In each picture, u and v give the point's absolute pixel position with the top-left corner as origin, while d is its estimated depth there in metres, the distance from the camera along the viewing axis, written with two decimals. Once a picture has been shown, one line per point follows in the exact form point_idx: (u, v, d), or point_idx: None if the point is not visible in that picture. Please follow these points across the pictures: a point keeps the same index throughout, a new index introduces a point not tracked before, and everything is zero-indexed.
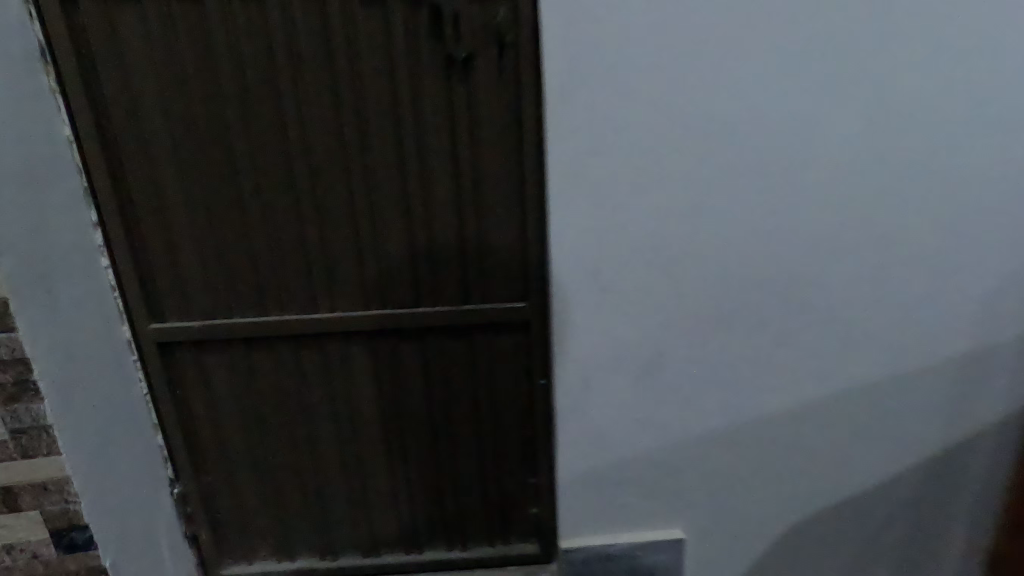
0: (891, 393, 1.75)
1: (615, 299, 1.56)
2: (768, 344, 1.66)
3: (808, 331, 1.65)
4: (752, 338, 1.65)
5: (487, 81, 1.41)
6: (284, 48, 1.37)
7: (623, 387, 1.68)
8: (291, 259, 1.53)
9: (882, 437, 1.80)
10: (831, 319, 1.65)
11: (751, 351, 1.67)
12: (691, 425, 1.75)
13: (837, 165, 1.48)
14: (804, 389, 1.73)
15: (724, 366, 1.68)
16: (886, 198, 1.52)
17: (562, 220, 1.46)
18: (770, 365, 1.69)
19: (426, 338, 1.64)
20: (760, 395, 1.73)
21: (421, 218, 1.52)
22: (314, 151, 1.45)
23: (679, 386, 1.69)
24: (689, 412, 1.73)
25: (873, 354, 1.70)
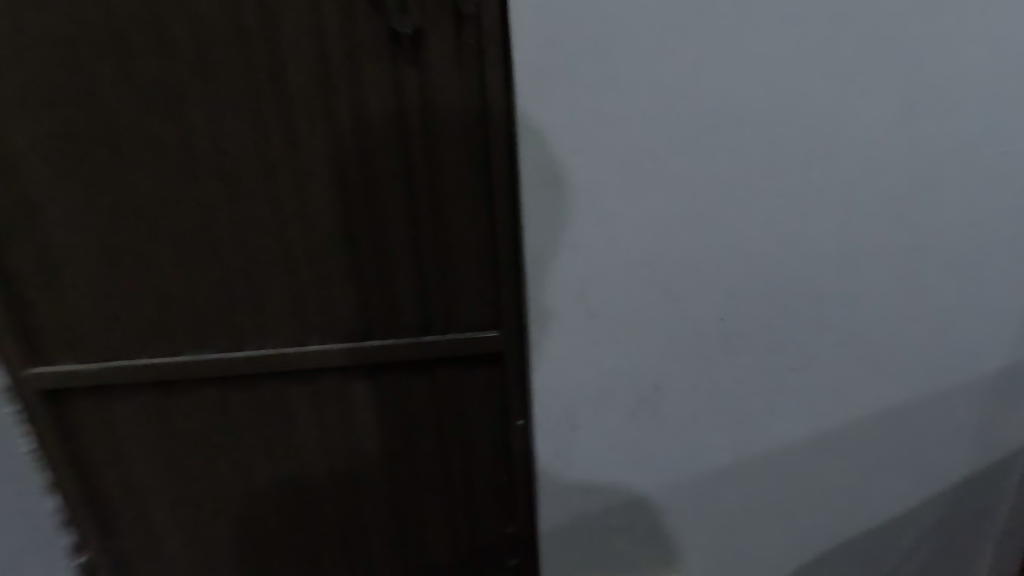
0: (920, 419, 1.53)
1: (605, 325, 1.31)
2: (782, 369, 1.42)
3: (828, 353, 1.42)
4: (765, 363, 1.41)
5: (443, 65, 1.14)
6: (186, 28, 1.10)
7: (615, 424, 1.43)
8: (210, 286, 1.28)
9: (910, 467, 1.58)
10: (856, 339, 1.41)
11: (762, 377, 1.43)
12: (693, 463, 1.51)
13: (868, 161, 1.24)
14: (822, 417, 1.49)
15: (731, 396, 1.44)
16: (922, 198, 1.29)
17: (539, 234, 1.20)
18: (784, 393, 1.45)
19: (381, 374, 1.38)
20: (772, 427, 1.49)
21: (368, 234, 1.25)
22: (234, 157, 1.19)
23: (680, 419, 1.45)
24: (690, 449, 1.49)
25: (902, 377, 1.46)
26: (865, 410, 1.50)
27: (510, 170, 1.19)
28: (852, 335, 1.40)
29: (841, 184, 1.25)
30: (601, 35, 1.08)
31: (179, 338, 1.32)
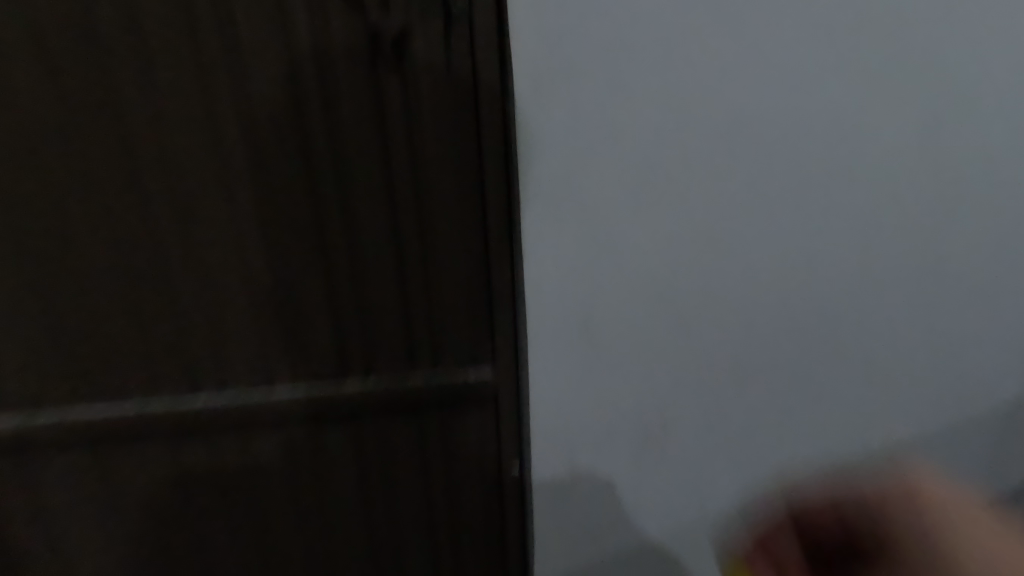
0: (944, 452, 1.42)
1: (611, 356, 1.18)
2: (798, 402, 1.31)
3: (847, 384, 1.31)
4: (781, 396, 1.30)
5: (429, 69, 0.98)
6: (124, 25, 0.93)
7: (619, 465, 1.29)
8: (163, 323, 1.12)
9: None
10: (875, 369, 1.30)
11: (778, 411, 1.31)
12: (704, 505, 1.38)
13: (897, 179, 1.13)
14: (841, 453, 1.38)
15: (744, 432, 1.32)
16: (950, 216, 1.18)
17: (539, 260, 1.08)
18: (800, 428, 1.34)
19: (360, 419, 1.22)
20: (790, 466, 1.37)
21: (344, 263, 1.10)
22: (187, 177, 1.02)
23: (689, 458, 1.32)
24: (702, 491, 1.36)
25: (923, 407, 1.36)
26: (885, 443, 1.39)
27: (507, 189, 1.05)
28: (870, 366, 1.30)
29: (865, 201, 1.14)
30: (611, 37, 0.95)
31: (130, 383, 1.16)
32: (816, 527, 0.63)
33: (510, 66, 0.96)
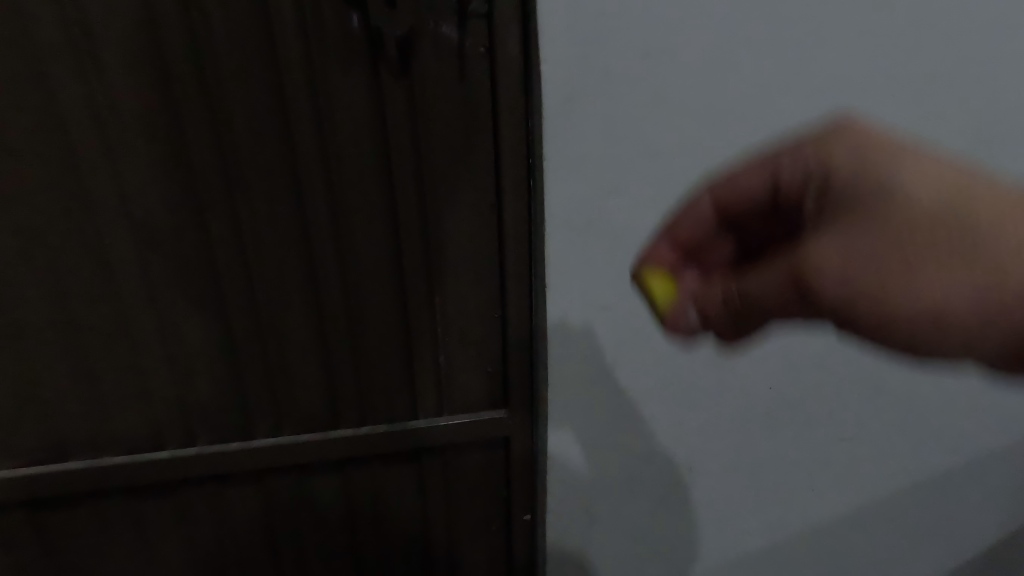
0: (1006, 513, 1.27)
1: (635, 401, 1.03)
2: (851, 458, 1.15)
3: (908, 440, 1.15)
4: (832, 451, 1.14)
5: (440, 73, 0.84)
6: (73, 19, 0.77)
7: (644, 519, 1.16)
8: (119, 368, 0.95)
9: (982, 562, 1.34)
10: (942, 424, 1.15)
11: (827, 466, 1.16)
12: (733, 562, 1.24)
13: None
14: (891, 511, 1.23)
15: (786, 489, 1.17)
16: None
17: (563, 296, 0.94)
18: (850, 485, 1.18)
19: (352, 469, 1.07)
20: (831, 522, 1.23)
21: (337, 293, 0.95)
22: (146, 198, 0.86)
23: (722, 515, 1.17)
24: (732, 548, 1.22)
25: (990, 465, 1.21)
26: (933, 496, 1.23)
27: (527, 217, 0.92)
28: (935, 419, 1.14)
29: None
30: (656, 38, 0.80)
31: (80, 438, 0.99)
32: (738, 183, 0.69)
33: (535, 70, 0.81)
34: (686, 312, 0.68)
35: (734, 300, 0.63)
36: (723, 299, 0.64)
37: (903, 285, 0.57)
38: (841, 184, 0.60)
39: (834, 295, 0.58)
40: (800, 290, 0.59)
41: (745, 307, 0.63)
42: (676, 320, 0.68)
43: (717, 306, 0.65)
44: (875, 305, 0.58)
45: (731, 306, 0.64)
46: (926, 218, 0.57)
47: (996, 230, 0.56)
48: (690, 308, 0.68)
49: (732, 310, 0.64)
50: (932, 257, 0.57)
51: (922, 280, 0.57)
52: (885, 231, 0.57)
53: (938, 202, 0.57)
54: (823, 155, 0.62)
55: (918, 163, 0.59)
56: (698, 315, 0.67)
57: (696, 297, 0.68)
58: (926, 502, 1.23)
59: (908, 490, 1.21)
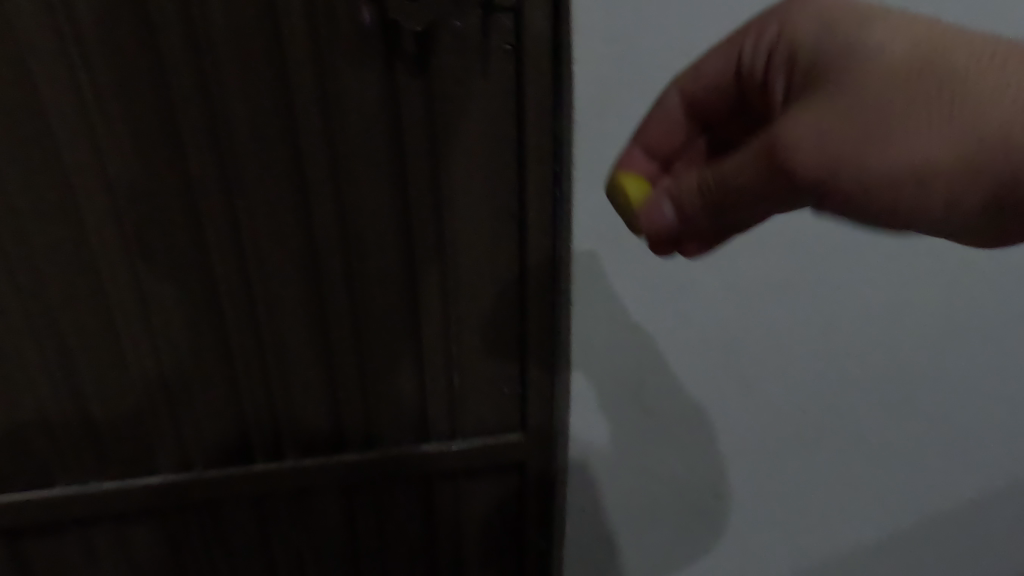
0: None
1: (659, 428, 0.94)
2: (904, 495, 1.05)
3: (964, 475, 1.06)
4: (884, 487, 1.04)
5: (462, 73, 0.76)
6: (57, 12, 0.70)
7: (676, 560, 1.06)
8: (109, 388, 0.89)
9: None
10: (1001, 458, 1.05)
11: (879, 504, 1.06)
12: None
13: None
14: (942, 551, 1.13)
15: (835, 528, 1.07)
16: None
17: (586, 316, 0.85)
18: (901, 524, 1.08)
19: (358, 495, 1.00)
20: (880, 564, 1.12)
21: (345, 308, 0.88)
22: (138, 205, 0.79)
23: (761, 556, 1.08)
24: None
25: None
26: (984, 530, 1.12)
27: (552, 231, 0.84)
28: (993, 455, 1.04)
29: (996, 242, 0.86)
30: (700, 35, 0.72)
31: (66, 463, 0.92)
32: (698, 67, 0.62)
33: (566, 69, 0.73)
34: (660, 207, 0.56)
35: (711, 185, 0.53)
36: (699, 185, 0.54)
37: (886, 143, 0.48)
38: (806, 47, 0.53)
39: (808, 160, 0.49)
40: (772, 163, 0.50)
41: (720, 188, 0.52)
42: (649, 217, 0.57)
43: (694, 194, 0.54)
44: (855, 172, 0.49)
45: (707, 191, 0.53)
46: (903, 78, 0.49)
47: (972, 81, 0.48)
48: (664, 201, 0.56)
49: (710, 197, 0.53)
50: (910, 105, 0.48)
51: (903, 135, 0.48)
52: (862, 96, 0.49)
53: (914, 56, 0.49)
54: (782, 23, 0.55)
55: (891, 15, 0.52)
56: (675, 211, 0.56)
57: (670, 190, 0.56)
58: (974, 536, 1.12)
59: (960, 529, 1.11)
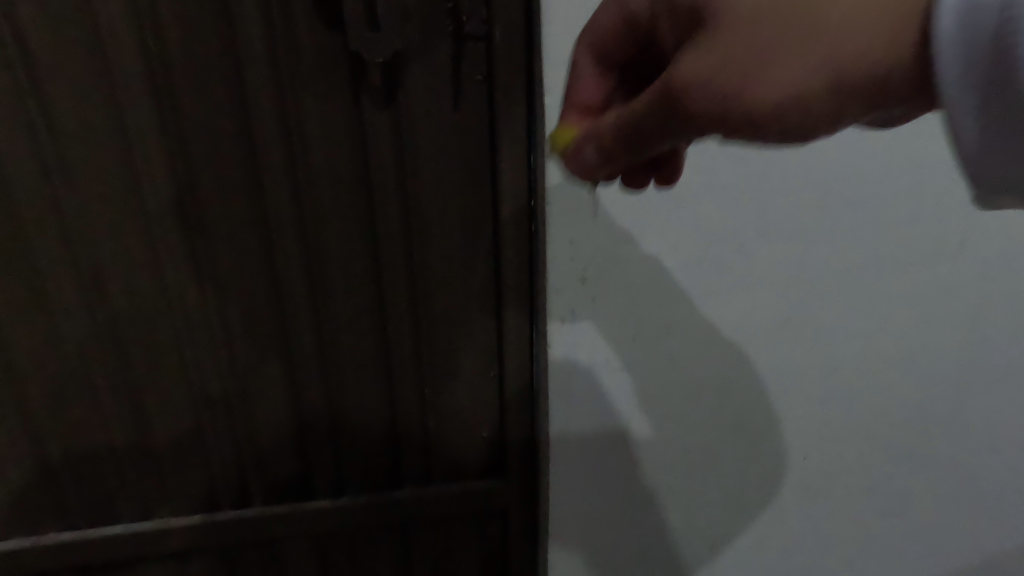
0: None
1: (646, 476, 0.89)
2: (906, 544, 0.99)
3: (971, 523, 0.99)
4: (885, 534, 0.98)
5: (432, 104, 0.73)
6: (10, 46, 0.67)
7: None
8: (66, 434, 0.84)
9: None
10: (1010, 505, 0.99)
11: (881, 552, 0.99)
12: None
13: None
14: None
15: None
16: None
17: (565, 358, 0.80)
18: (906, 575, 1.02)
19: (329, 543, 0.95)
20: None
21: (312, 348, 0.83)
22: (95, 243, 0.76)
23: None
24: None
25: None
26: None
27: (528, 269, 0.80)
28: (1002, 503, 0.98)
29: (990, 286, 0.85)
30: None
31: (21, 512, 0.87)
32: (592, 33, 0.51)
33: (540, 100, 0.70)
34: (584, 151, 0.48)
35: (625, 123, 0.45)
36: (615, 123, 0.45)
37: (768, 76, 0.39)
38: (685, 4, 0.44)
39: (698, 96, 0.41)
40: (669, 96, 0.42)
41: (638, 120, 0.44)
42: (578, 159, 0.48)
43: (616, 130, 0.45)
44: (747, 104, 0.40)
45: (625, 125, 0.45)
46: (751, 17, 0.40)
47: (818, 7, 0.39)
48: (589, 141, 0.47)
49: (625, 138, 0.45)
50: (775, 38, 0.40)
51: (777, 66, 0.39)
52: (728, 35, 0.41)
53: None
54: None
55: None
56: (598, 153, 0.47)
57: (589, 130, 0.48)
58: None
59: None
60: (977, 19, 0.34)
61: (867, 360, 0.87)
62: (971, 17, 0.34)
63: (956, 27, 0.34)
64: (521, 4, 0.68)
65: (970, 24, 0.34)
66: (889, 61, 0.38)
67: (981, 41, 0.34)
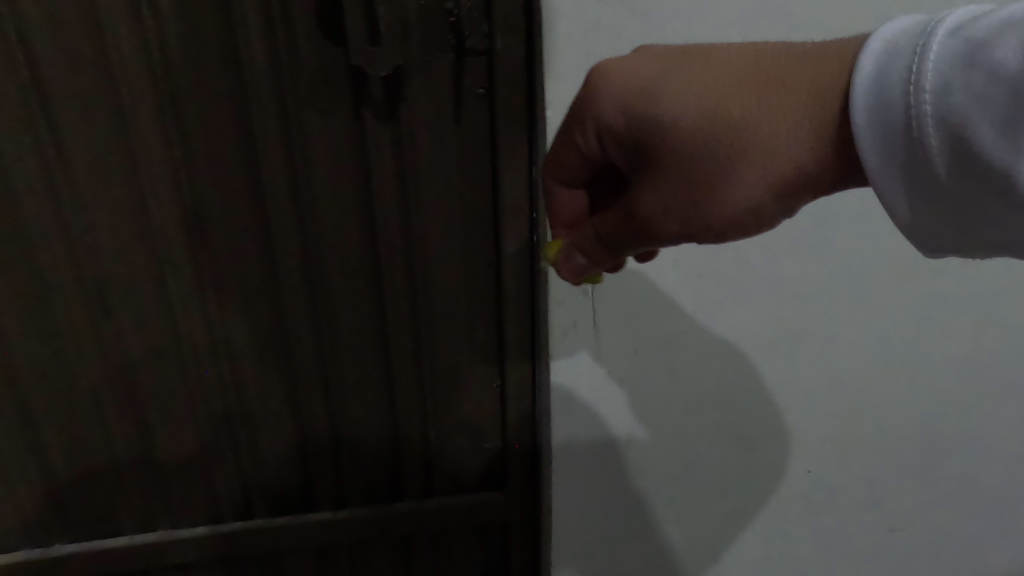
0: None
1: (650, 491, 0.88)
2: (914, 558, 0.98)
3: (981, 537, 0.98)
4: (893, 548, 0.97)
5: (434, 119, 0.73)
6: (20, 66, 0.68)
7: None
8: (71, 447, 0.84)
9: None
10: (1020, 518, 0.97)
11: (889, 567, 0.98)
12: None
13: None
14: None
15: None
16: None
17: (567, 373, 0.80)
18: None
19: (331, 556, 0.95)
20: None
21: (313, 361, 0.83)
22: (101, 258, 0.76)
23: None
24: None
25: None
26: None
27: (529, 283, 0.80)
28: (1011, 516, 0.97)
29: (997, 298, 0.84)
30: None
31: (25, 524, 0.87)
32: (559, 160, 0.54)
33: (541, 115, 0.70)
34: (573, 259, 0.56)
35: (608, 240, 0.52)
36: (598, 240, 0.53)
37: (717, 196, 0.46)
38: (619, 135, 0.49)
39: (662, 221, 0.48)
40: (637, 222, 0.49)
41: (616, 239, 0.52)
42: (567, 269, 0.57)
43: (596, 246, 0.53)
44: (705, 221, 0.47)
45: (603, 243, 0.53)
46: (707, 151, 0.46)
47: (760, 136, 0.45)
48: (573, 252, 0.56)
49: (606, 251, 0.53)
50: (708, 168, 0.46)
51: (722, 188, 0.46)
52: (692, 169, 0.46)
53: (700, 127, 0.46)
54: (595, 110, 0.50)
55: (674, 81, 0.47)
56: (586, 260, 0.55)
57: (574, 240, 0.56)
58: None
59: None
60: (886, 108, 0.40)
61: (873, 373, 0.86)
62: (880, 105, 0.40)
63: (869, 115, 0.41)
64: (523, 20, 0.68)
65: (880, 111, 0.40)
66: (812, 158, 0.45)
67: (893, 125, 0.40)
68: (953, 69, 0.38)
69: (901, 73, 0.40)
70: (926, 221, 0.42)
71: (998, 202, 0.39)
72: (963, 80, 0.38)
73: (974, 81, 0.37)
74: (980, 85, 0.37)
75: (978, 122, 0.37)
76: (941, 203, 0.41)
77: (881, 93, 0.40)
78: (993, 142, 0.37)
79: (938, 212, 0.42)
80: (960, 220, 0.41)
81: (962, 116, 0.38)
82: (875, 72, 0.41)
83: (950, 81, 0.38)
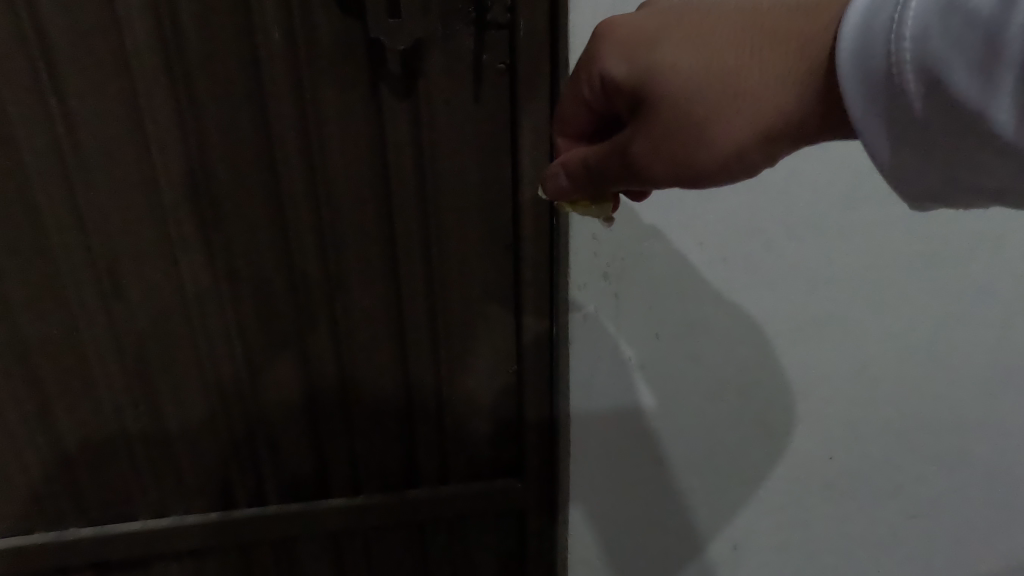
0: None
1: (668, 476, 0.86)
2: (937, 546, 0.97)
3: (1004, 526, 0.96)
4: (916, 536, 0.95)
5: (451, 94, 0.71)
6: (31, 39, 0.66)
7: None
8: (84, 429, 0.84)
9: None
10: None
11: (911, 554, 0.97)
12: None
13: None
14: None
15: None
16: None
17: (586, 354, 0.78)
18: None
19: (346, 541, 0.94)
20: None
21: (328, 343, 0.82)
22: (113, 238, 0.75)
23: None
24: None
25: None
26: None
27: (550, 264, 0.78)
28: None
29: None
30: None
31: (38, 507, 0.87)
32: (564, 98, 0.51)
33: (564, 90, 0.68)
34: (558, 179, 0.53)
35: (597, 170, 0.49)
36: (587, 167, 0.50)
37: (706, 141, 0.45)
38: (620, 83, 0.47)
39: (654, 161, 0.46)
40: (629, 159, 0.47)
41: (605, 173, 0.49)
42: (549, 187, 0.54)
43: (585, 175, 0.51)
44: (693, 168, 0.45)
45: (593, 173, 0.50)
46: (699, 98, 0.44)
47: (748, 81, 0.44)
48: (560, 172, 0.53)
49: (592, 182, 0.50)
50: (696, 114, 0.44)
51: (714, 134, 0.44)
52: (686, 115, 0.45)
53: (693, 75, 0.44)
54: (599, 58, 0.48)
55: (676, 33, 0.46)
56: (571, 184, 0.52)
57: (564, 166, 0.52)
58: None
59: None
60: (867, 56, 0.39)
61: (899, 357, 0.84)
62: (862, 54, 0.39)
63: (851, 64, 0.40)
64: None
65: (861, 60, 0.39)
66: (792, 105, 0.43)
67: (873, 73, 0.39)
68: (932, 14, 0.37)
69: (883, 22, 0.39)
70: (909, 168, 0.42)
71: (977, 145, 0.39)
72: (941, 26, 0.37)
73: (952, 26, 0.37)
74: (958, 31, 0.37)
75: (956, 67, 0.37)
76: (923, 148, 0.41)
77: (864, 42, 0.39)
78: (969, 86, 0.37)
79: (919, 157, 0.41)
80: (941, 165, 0.41)
81: (940, 62, 0.37)
82: (859, 20, 0.40)
83: (929, 26, 0.37)
